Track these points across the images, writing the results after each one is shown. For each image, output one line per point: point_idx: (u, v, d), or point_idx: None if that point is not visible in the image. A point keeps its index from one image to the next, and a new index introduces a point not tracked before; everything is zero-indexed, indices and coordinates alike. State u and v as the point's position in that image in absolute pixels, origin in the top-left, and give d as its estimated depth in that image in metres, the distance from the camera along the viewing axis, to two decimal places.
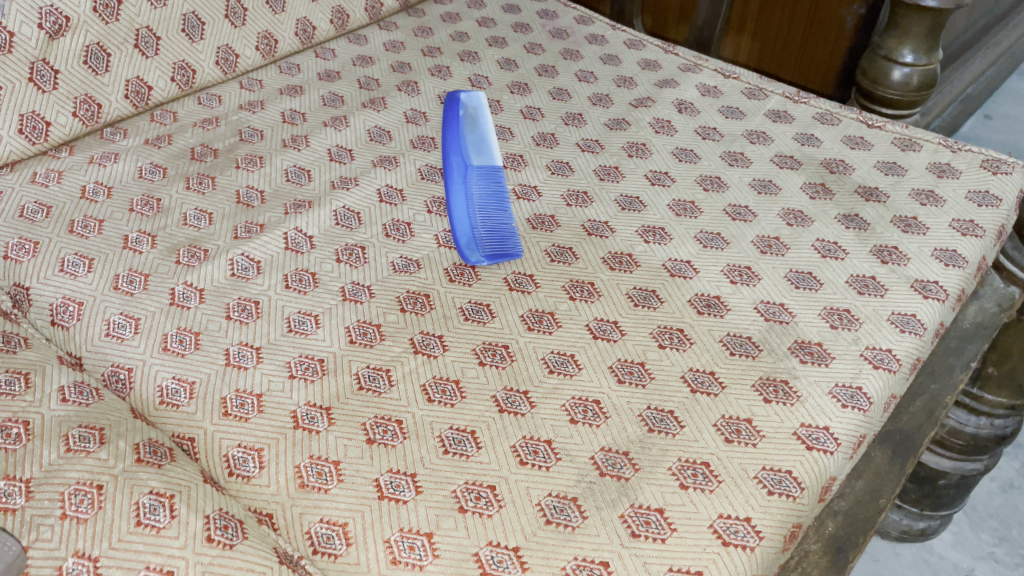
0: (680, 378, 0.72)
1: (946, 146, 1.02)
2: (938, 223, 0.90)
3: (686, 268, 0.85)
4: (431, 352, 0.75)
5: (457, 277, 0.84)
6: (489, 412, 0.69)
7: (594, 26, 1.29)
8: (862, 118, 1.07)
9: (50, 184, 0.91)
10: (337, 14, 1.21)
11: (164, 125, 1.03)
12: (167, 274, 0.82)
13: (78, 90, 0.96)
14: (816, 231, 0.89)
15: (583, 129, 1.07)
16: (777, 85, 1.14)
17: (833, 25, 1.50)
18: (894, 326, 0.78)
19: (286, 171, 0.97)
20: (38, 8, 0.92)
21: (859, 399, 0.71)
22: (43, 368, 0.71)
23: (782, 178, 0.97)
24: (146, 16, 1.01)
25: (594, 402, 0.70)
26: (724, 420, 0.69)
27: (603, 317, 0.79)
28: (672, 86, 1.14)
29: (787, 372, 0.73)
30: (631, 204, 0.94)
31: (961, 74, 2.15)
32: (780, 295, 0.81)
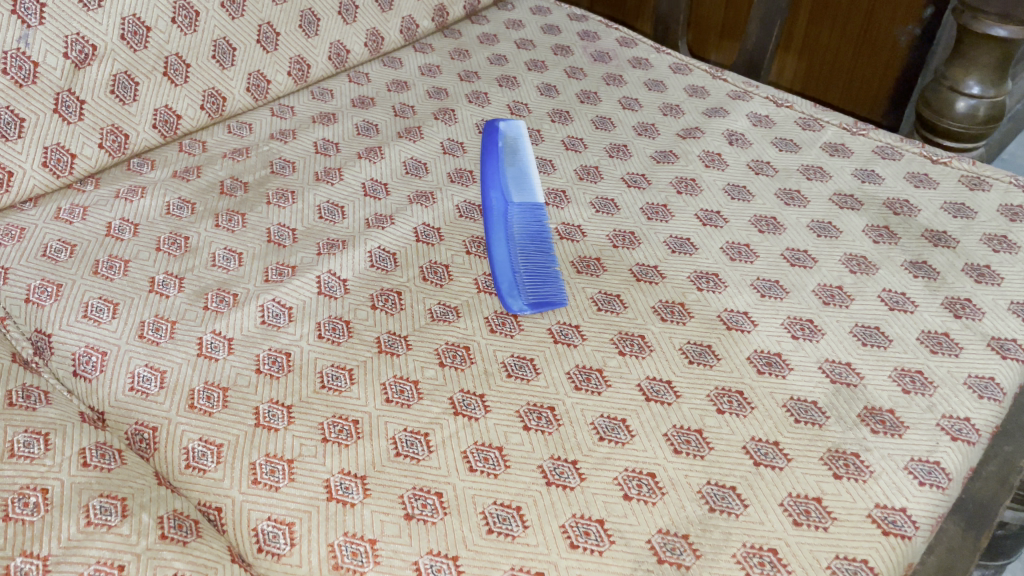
0: (741, 448, 0.67)
1: (1017, 186, 0.95)
2: (1014, 272, 0.84)
3: (743, 320, 0.79)
4: (473, 414, 0.70)
5: (499, 327, 0.79)
6: (536, 485, 0.65)
7: (637, 48, 1.24)
8: (926, 153, 1.01)
9: (75, 221, 0.88)
10: (372, 37, 1.17)
11: (193, 155, 0.99)
12: (195, 321, 0.78)
13: (105, 121, 0.92)
14: (881, 280, 0.83)
15: (629, 162, 1.01)
16: (833, 114, 1.09)
17: (886, 44, 1.43)
18: (972, 391, 0.72)
19: (319, 207, 0.93)
20: (64, 36, 0.88)
21: (937, 474, 0.66)
22: (63, 428, 0.67)
23: (842, 219, 0.91)
24: (176, 43, 0.97)
25: (649, 476, 0.65)
26: (791, 499, 0.64)
27: (656, 376, 0.74)
28: (721, 115, 1.08)
29: (857, 443, 0.68)
30: (682, 246, 0.89)
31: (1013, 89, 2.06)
32: (845, 353, 0.76)
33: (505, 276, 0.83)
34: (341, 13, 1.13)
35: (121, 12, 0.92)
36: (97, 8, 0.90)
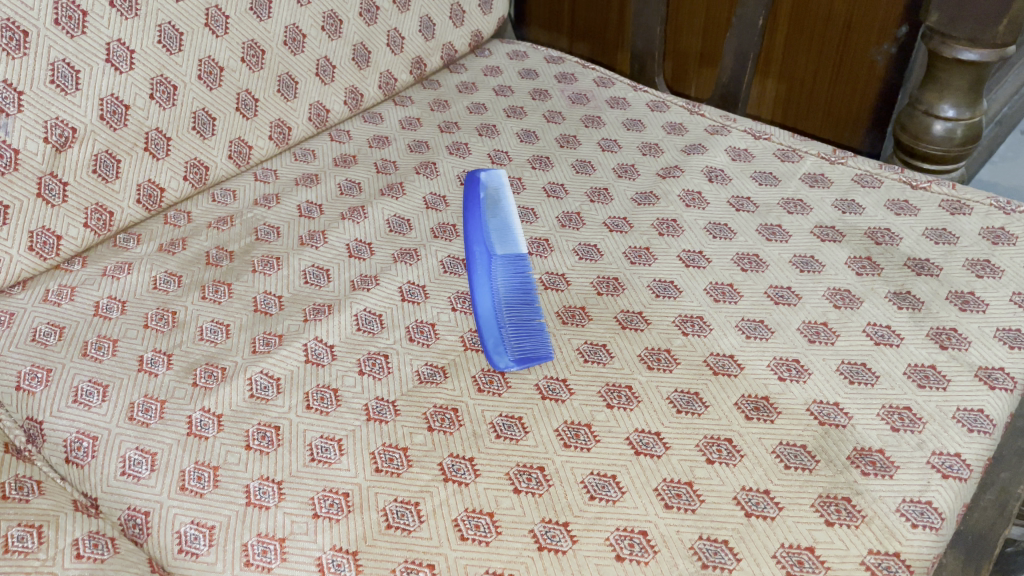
0: (732, 499, 0.67)
1: (997, 208, 0.96)
2: (998, 298, 0.84)
3: (729, 364, 0.79)
4: (463, 480, 0.70)
5: (486, 386, 0.79)
6: (528, 551, 0.65)
7: (614, 88, 1.25)
8: (905, 178, 1.01)
9: (63, 302, 0.89)
10: (351, 95, 1.19)
11: (178, 227, 1.00)
12: (184, 399, 0.78)
13: (89, 200, 0.93)
14: (867, 314, 0.83)
15: (611, 206, 1.02)
16: (811, 143, 1.09)
17: (863, 65, 1.44)
18: (961, 425, 0.72)
19: (305, 271, 0.94)
20: (43, 121, 0.88)
21: (930, 515, 0.66)
22: (56, 519, 0.67)
23: (824, 252, 0.91)
24: (155, 118, 0.98)
25: (640, 534, 0.65)
26: (784, 550, 0.63)
27: (644, 428, 0.74)
28: (700, 151, 1.09)
29: (848, 487, 0.68)
30: (665, 289, 0.89)
31: (999, 92, 2.07)
32: (832, 393, 0.76)
33: (490, 331, 0.83)
34: (319, 73, 1.14)
35: (99, 93, 0.92)
36: (75, 91, 0.90)
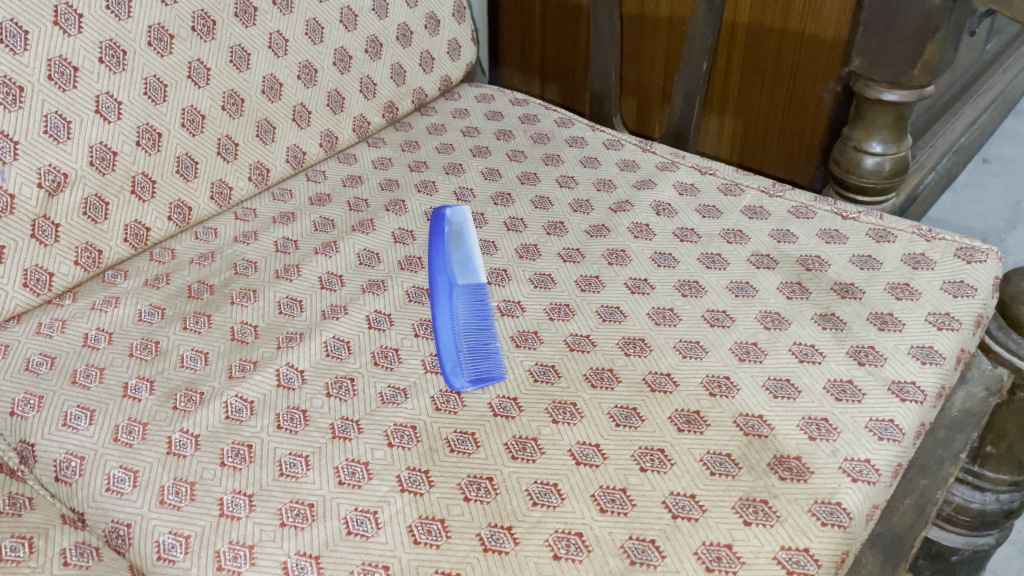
0: (661, 503, 0.74)
1: (920, 236, 1.04)
2: (914, 318, 0.92)
3: (666, 382, 0.87)
4: (418, 490, 0.77)
5: (443, 405, 0.86)
6: (474, 552, 0.71)
7: (574, 128, 1.33)
8: (837, 209, 1.10)
9: (54, 334, 0.96)
10: (326, 138, 1.27)
11: (163, 263, 1.08)
12: (165, 421, 0.85)
13: (79, 240, 1.01)
14: (794, 334, 0.91)
15: (565, 238, 1.10)
16: (753, 178, 1.18)
17: (811, 101, 1.54)
18: (873, 434, 0.79)
19: (279, 302, 1.01)
20: (38, 168, 0.96)
21: (839, 515, 0.73)
22: (47, 531, 0.74)
23: (759, 278, 0.99)
24: (141, 163, 1.06)
25: (577, 535, 0.72)
26: (705, 547, 0.70)
27: (585, 441, 0.81)
28: (650, 187, 1.17)
29: (766, 490, 0.74)
30: (612, 314, 0.96)
31: (956, 123, 2.17)
32: (758, 406, 0.83)
33: (449, 355, 0.91)
34: (295, 119, 1.22)
35: (89, 141, 1.00)
36: (66, 140, 0.98)
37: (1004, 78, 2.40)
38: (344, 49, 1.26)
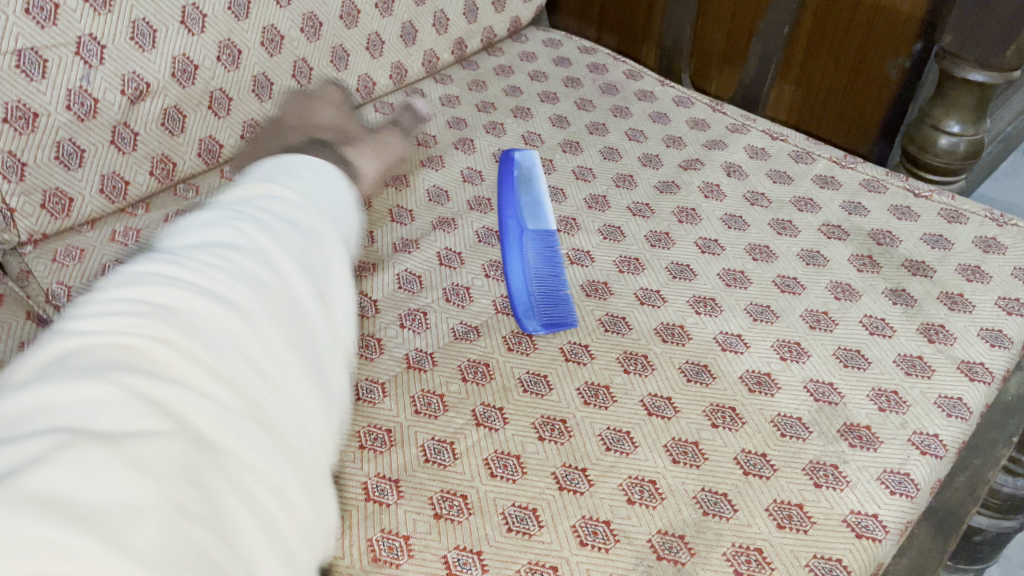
0: (732, 459, 0.76)
1: (992, 220, 1.04)
2: (984, 300, 0.92)
3: (737, 342, 0.88)
4: (493, 425, 0.79)
5: (515, 346, 0.87)
6: (550, 490, 0.73)
7: (643, 81, 1.32)
8: (909, 186, 1.09)
9: (129, 242, 0.96)
10: (396, 70, 1.26)
11: (233, 181, 1.08)
12: None
13: (156, 150, 1.01)
14: (864, 306, 0.92)
15: (634, 192, 1.09)
16: (824, 148, 1.17)
17: (877, 76, 1.52)
18: (941, 410, 0.81)
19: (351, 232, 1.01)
20: (122, 74, 0.95)
21: (907, 484, 0.74)
22: None
23: (830, 249, 0.99)
24: (220, 78, 1.05)
25: (650, 482, 0.74)
26: (776, 504, 0.72)
27: (657, 393, 0.82)
28: (721, 148, 1.16)
29: (836, 456, 0.76)
30: (682, 272, 0.97)
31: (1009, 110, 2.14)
32: (828, 373, 0.84)
33: (521, 298, 0.91)
34: (369, 48, 1.21)
35: (173, 52, 0.99)
36: (151, 48, 0.97)
37: None
38: None
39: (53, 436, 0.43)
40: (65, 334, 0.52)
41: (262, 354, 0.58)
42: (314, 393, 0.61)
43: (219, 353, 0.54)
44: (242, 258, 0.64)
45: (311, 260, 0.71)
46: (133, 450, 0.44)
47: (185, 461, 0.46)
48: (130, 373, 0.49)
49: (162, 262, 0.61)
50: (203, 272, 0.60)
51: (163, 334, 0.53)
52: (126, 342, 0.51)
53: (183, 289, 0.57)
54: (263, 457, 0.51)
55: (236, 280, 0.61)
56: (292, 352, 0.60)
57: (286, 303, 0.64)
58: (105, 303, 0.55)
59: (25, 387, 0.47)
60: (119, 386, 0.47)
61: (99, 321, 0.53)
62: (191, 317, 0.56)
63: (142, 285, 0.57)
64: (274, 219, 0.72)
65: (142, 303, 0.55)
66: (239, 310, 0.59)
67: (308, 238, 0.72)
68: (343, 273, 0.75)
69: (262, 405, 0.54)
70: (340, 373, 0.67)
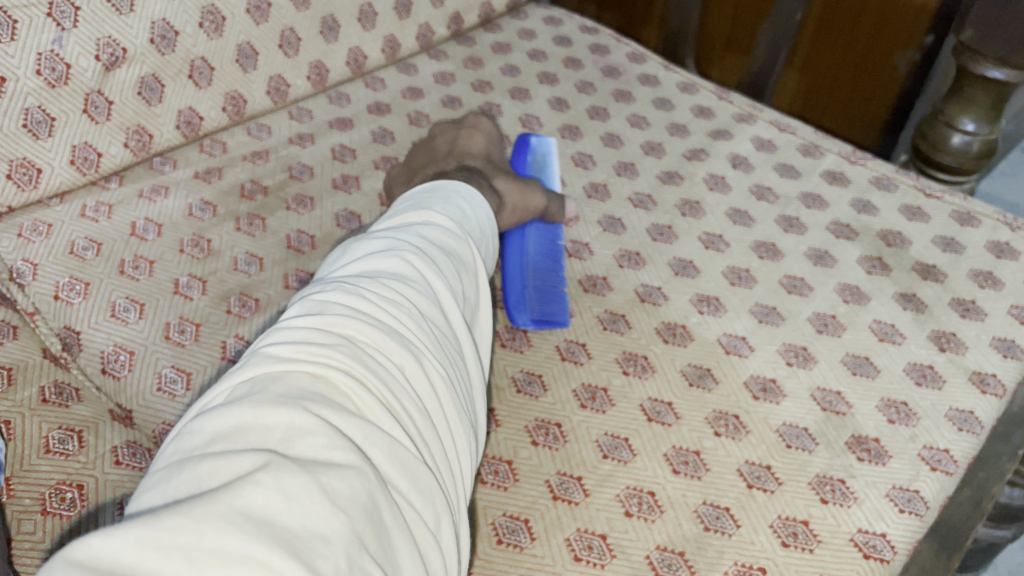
0: (736, 470, 0.72)
1: (1004, 223, 1.00)
2: (997, 308, 0.89)
3: (741, 346, 0.84)
4: (484, 428, 0.74)
5: (508, 343, 0.83)
6: (543, 499, 0.69)
7: (646, 65, 1.27)
8: (920, 185, 1.06)
9: (100, 219, 0.90)
10: (388, 44, 1.20)
11: (213, 156, 1.02)
12: (219, 324, 0.82)
13: (131, 121, 0.95)
14: (873, 311, 0.88)
15: (636, 181, 1.04)
16: (833, 141, 1.13)
17: (886, 68, 1.49)
18: (953, 424, 0.77)
19: (337, 215, 0.96)
20: (96, 39, 0.89)
21: (916, 503, 0.71)
22: (96, 426, 0.70)
23: (838, 249, 0.95)
24: (202, 46, 0.99)
25: (649, 494, 0.70)
26: (780, 521, 0.68)
27: (657, 397, 0.78)
28: (726, 138, 1.12)
29: (843, 470, 0.72)
30: (684, 268, 0.92)
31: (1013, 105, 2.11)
32: (836, 382, 0.80)
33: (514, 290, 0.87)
34: (360, 19, 1.16)
35: (151, 17, 0.93)
36: (129, 12, 0.91)
37: None
38: None
39: (254, 456, 0.36)
40: (262, 361, 0.44)
41: (426, 388, 0.49)
42: (461, 425, 0.52)
43: (398, 392, 0.46)
44: (414, 291, 0.55)
45: (455, 278, 0.61)
46: (323, 478, 0.37)
47: (370, 500, 0.38)
48: (322, 405, 0.41)
49: (342, 291, 0.52)
50: (389, 301, 0.52)
51: (356, 370, 0.44)
52: (323, 377, 0.43)
53: (370, 324, 0.48)
54: (422, 495, 0.43)
55: (415, 320, 0.52)
56: (449, 385, 0.52)
57: (441, 333, 0.55)
58: (300, 331, 0.47)
59: (227, 414, 0.40)
60: (311, 414, 0.40)
61: (298, 348, 0.45)
62: (381, 359, 0.47)
63: (325, 315, 0.49)
64: (426, 240, 0.62)
65: (330, 335, 0.47)
66: (409, 344, 0.50)
67: (450, 258, 0.63)
68: (475, 291, 0.65)
69: (420, 439, 0.46)
70: (476, 399, 0.58)
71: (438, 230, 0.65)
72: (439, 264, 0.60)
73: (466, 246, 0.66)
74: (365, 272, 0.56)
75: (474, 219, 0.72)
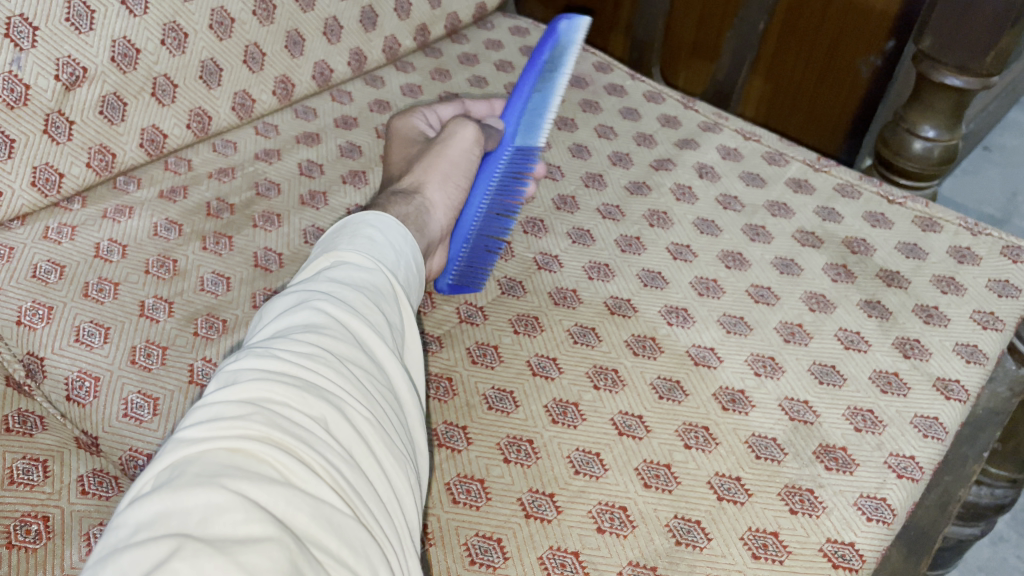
0: (706, 483, 0.73)
1: (966, 229, 1.02)
2: (959, 314, 0.91)
3: (709, 356, 0.84)
4: (455, 446, 0.74)
5: (479, 358, 0.83)
6: (515, 517, 0.69)
7: (613, 74, 1.28)
8: (883, 192, 1.07)
9: (64, 241, 0.89)
10: (355, 56, 1.20)
11: (178, 174, 1.01)
12: (185, 347, 0.81)
13: (94, 140, 0.94)
14: (839, 319, 0.89)
15: (604, 193, 1.05)
16: (798, 149, 1.14)
17: (848, 74, 1.54)
18: (918, 430, 0.79)
19: (305, 232, 0.96)
20: (55, 58, 0.88)
21: (883, 511, 0.72)
22: (61, 455, 0.69)
23: (804, 257, 0.97)
24: (165, 64, 0.98)
25: (620, 509, 0.70)
26: (750, 533, 0.69)
27: (628, 411, 0.78)
28: (692, 147, 1.13)
29: (812, 480, 0.73)
30: (653, 279, 0.93)
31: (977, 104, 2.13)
32: (803, 391, 0.81)
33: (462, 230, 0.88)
34: (326, 33, 1.15)
35: (112, 35, 0.92)
36: (88, 30, 0.90)
37: None
38: None
39: (166, 542, 0.35)
40: (176, 445, 0.42)
41: (354, 437, 0.47)
42: (402, 468, 0.50)
43: (321, 448, 0.44)
44: (338, 336, 0.52)
45: (381, 308, 0.58)
46: (239, 556, 0.35)
47: (297, 568, 0.36)
48: (239, 478, 0.39)
49: (256, 352, 0.49)
50: (309, 351, 0.49)
51: (274, 434, 0.42)
52: (242, 448, 0.41)
53: (286, 382, 0.46)
54: (360, 550, 0.41)
55: (336, 367, 0.50)
56: (379, 428, 0.49)
57: (371, 373, 0.53)
58: (215, 404, 0.45)
59: (145, 505, 0.38)
60: (227, 490, 0.38)
61: (212, 423, 0.43)
62: (302, 417, 0.45)
63: (239, 381, 0.46)
64: (344, 276, 0.59)
65: (245, 402, 0.44)
66: (331, 394, 0.48)
67: (373, 288, 0.60)
68: (406, 318, 0.62)
69: (352, 492, 0.43)
70: (418, 434, 0.56)
71: (357, 263, 0.62)
72: (362, 299, 0.57)
73: (389, 273, 0.63)
74: (283, 325, 0.53)
75: (397, 237, 0.69)
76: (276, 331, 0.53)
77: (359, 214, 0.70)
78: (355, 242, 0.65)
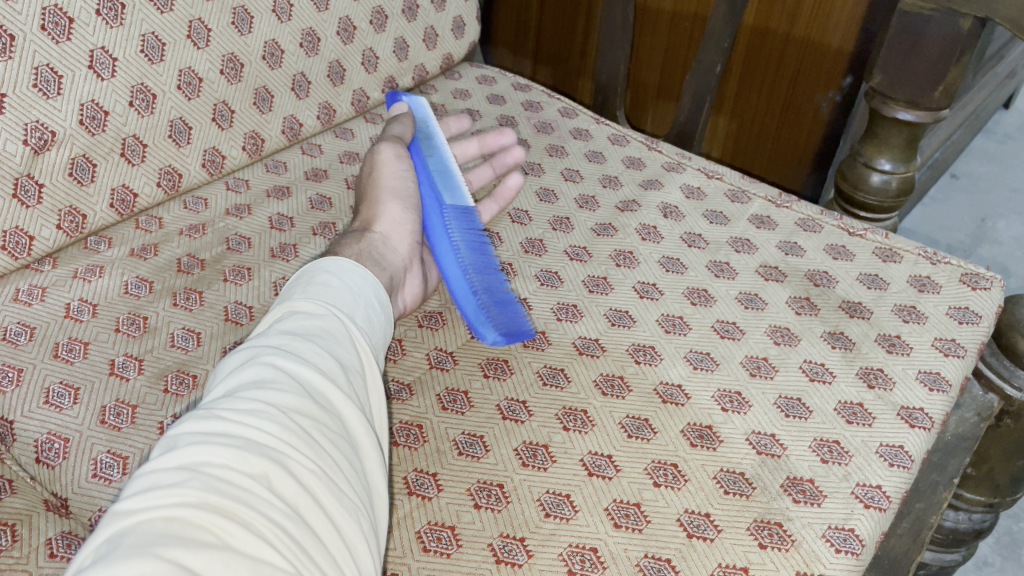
0: (676, 521, 0.73)
1: (926, 258, 1.04)
2: (921, 342, 0.92)
3: (677, 394, 0.85)
4: (426, 493, 0.75)
5: (450, 405, 0.83)
6: (486, 563, 0.69)
7: (578, 119, 1.31)
8: (843, 224, 1.10)
9: (34, 302, 0.89)
10: (323, 110, 1.22)
11: (149, 232, 1.02)
12: (156, 405, 0.81)
13: (63, 202, 0.95)
14: (803, 351, 0.90)
15: (571, 235, 1.07)
16: (759, 186, 1.17)
17: (809, 110, 1.58)
18: (883, 460, 0.80)
19: (276, 283, 0.97)
20: (23, 124, 0.89)
21: (852, 541, 0.73)
22: (29, 518, 0.69)
23: (767, 291, 0.99)
24: (133, 125, 0.99)
25: (591, 550, 0.70)
26: (721, 570, 0.70)
27: (598, 451, 0.79)
28: (657, 188, 1.15)
29: (780, 513, 0.74)
30: (620, 318, 0.94)
31: (946, 128, 2.16)
32: (770, 425, 0.82)
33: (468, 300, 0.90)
34: (294, 89, 1.17)
35: (80, 98, 0.94)
36: (56, 95, 0.91)
37: (993, 89, 2.38)
38: (349, 19, 1.21)
39: None
40: (116, 516, 0.43)
41: (299, 491, 0.47)
42: (354, 517, 0.50)
43: (262, 508, 0.45)
44: (284, 388, 0.53)
45: (334, 355, 0.59)
46: None
47: None
48: (174, 547, 0.40)
49: (201, 413, 0.51)
50: (252, 408, 0.50)
51: (211, 499, 0.44)
52: (178, 515, 0.42)
53: (225, 443, 0.47)
54: None
55: (281, 419, 0.50)
56: (327, 478, 0.50)
57: (323, 422, 0.53)
58: (154, 473, 0.46)
59: None
60: (159, 560, 0.39)
61: (150, 493, 0.44)
62: (243, 476, 0.46)
63: (180, 445, 0.48)
64: (296, 327, 0.60)
65: (184, 468, 0.46)
66: (276, 450, 0.49)
67: (326, 335, 0.61)
68: (365, 360, 0.63)
69: (296, 548, 0.44)
70: (376, 478, 0.56)
71: (310, 310, 0.63)
72: (313, 347, 0.58)
73: (344, 318, 0.64)
74: (232, 382, 0.55)
75: (354, 279, 0.70)
76: (226, 390, 0.54)
77: (316, 261, 0.71)
78: (309, 290, 0.66)
